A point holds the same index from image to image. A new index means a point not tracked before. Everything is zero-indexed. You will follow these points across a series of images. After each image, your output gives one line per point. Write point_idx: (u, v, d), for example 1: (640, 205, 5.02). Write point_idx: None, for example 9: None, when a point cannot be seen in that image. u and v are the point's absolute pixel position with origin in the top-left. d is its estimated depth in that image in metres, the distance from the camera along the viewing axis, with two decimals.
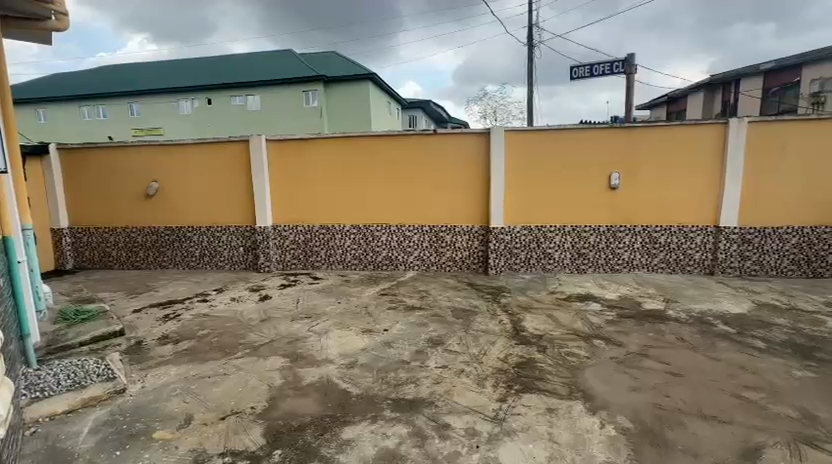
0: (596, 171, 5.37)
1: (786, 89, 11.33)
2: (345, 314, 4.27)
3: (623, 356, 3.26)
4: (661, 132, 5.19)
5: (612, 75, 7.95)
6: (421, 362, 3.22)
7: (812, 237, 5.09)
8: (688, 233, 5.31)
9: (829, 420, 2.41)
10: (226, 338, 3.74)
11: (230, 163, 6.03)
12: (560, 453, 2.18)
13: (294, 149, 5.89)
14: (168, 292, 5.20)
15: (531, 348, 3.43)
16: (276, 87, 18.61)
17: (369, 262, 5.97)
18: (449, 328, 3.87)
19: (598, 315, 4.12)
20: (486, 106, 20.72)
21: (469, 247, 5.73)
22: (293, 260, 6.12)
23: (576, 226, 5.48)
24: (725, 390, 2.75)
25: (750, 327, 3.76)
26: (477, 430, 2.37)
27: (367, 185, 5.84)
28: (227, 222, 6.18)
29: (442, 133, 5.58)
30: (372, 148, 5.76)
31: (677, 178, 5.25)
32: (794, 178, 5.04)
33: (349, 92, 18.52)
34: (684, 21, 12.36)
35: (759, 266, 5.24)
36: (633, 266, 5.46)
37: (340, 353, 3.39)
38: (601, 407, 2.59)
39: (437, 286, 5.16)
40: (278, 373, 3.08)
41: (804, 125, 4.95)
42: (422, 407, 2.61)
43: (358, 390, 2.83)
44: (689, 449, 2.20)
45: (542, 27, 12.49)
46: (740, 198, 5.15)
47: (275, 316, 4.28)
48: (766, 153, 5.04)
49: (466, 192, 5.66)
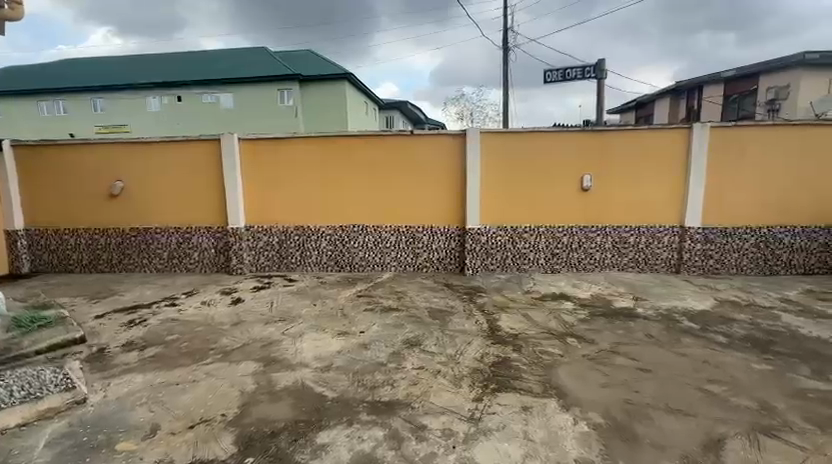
0: (569, 173, 5.49)
1: (744, 97, 12.00)
2: (321, 317, 4.20)
3: (594, 353, 3.35)
4: (630, 135, 5.38)
5: (583, 80, 8.14)
6: (397, 363, 3.20)
7: (769, 237, 5.38)
8: (655, 234, 5.51)
9: (786, 410, 2.54)
10: (196, 343, 3.61)
11: (200, 162, 5.84)
12: (535, 451, 2.21)
13: (269, 148, 5.77)
14: (134, 296, 4.99)
15: (506, 348, 3.47)
16: (249, 85, 18.16)
17: (345, 264, 5.90)
18: (425, 329, 3.87)
19: (570, 314, 4.21)
20: (462, 107, 21.25)
21: (446, 248, 5.76)
22: (267, 262, 5.98)
23: (550, 226, 5.60)
24: (690, 384, 2.87)
25: (712, 324, 3.93)
26: (453, 431, 2.37)
27: (343, 185, 5.78)
28: (197, 223, 5.98)
29: (419, 135, 5.59)
30: (347, 148, 5.69)
31: (646, 180, 5.44)
32: (755, 181, 5.31)
33: (326, 92, 18.29)
34: (651, 28, 12.87)
35: (721, 264, 5.48)
36: (604, 266, 5.61)
37: (314, 356, 3.33)
38: (573, 404, 2.64)
39: (414, 287, 5.17)
40: (250, 378, 2.99)
41: (761, 131, 5.23)
42: (399, 409, 2.60)
43: (333, 393, 2.79)
44: (657, 443, 2.27)
45: (516, 31, 12.74)
46: (704, 198, 5.38)
47: (248, 319, 4.17)
48: (726, 157, 5.29)
49: (442, 193, 5.68)
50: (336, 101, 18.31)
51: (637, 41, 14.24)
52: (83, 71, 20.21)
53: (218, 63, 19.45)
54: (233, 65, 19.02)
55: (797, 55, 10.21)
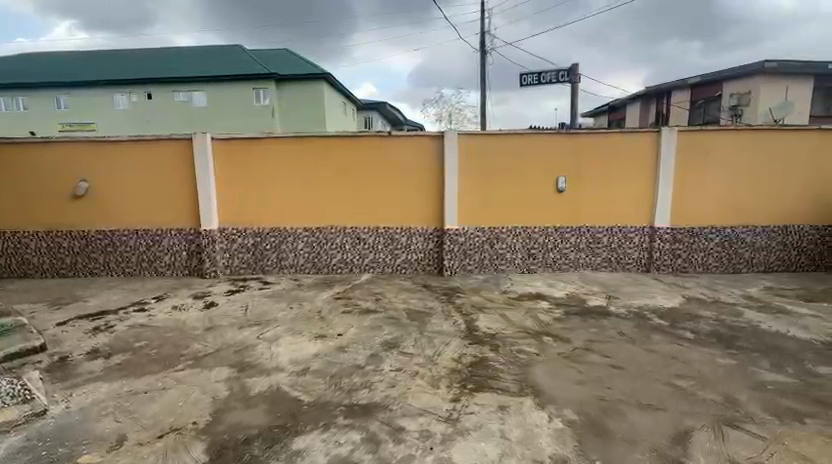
0: (544, 175, 5.60)
1: (709, 102, 12.55)
2: (297, 320, 4.13)
3: (569, 352, 3.41)
4: (602, 138, 5.53)
5: (558, 83, 8.33)
6: (375, 365, 3.18)
7: (733, 237, 5.62)
8: (626, 234, 5.68)
9: (748, 403, 2.66)
10: (166, 350, 3.49)
11: (170, 163, 5.66)
12: (512, 449, 2.24)
13: (243, 148, 5.65)
14: (99, 302, 4.77)
15: (484, 348, 3.50)
16: (223, 83, 17.75)
17: (322, 266, 5.83)
18: (403, 330, 3.87)
19: (546, 313, 4.29)
20: (441, 109, 21.37)
21: (424, 249, 5.77)
22: (241, 265, 5.85)
23: (526, 227, 5.69)
24: (660, 379, 2.97)
25: (680, 320, 4.07)
26: (431, 432, 2.38)
27: (320, 185, 5.70)
28: (168, 225, 5.79)
29: (396, 136, 5.58)
30: (324, 149, 5.63)
31: (618, 182, 5.60)
32: (720, 183, 5.55)
33: (303, 91, 18.03)
34: (622, 34, 13.32)
35: (688, 263, 5.70)
36: (578, 266, 5.74)
37: (291, 360, 3.27)
38: (549, 402, 2.69)
39: (392, 289, 5.15)
40: (223, 384, 2.91)
41: (724, 135, 5.48)
42: (376, 411, 2.58)
43: (310, 398, 2.74)
44: (628, 438, 2.33)
45: (493, 35, 13.00)
46: (672, 200, 5.58)
47: (221, 324, 4.06)
48: (692, 160, 5.52)
49: (420, 195, 5.69)
50: (313, 101, 18.06)
51: (609, 49, 14.71)
52: (45, 66, 19.29)
53: (191, 60, 18.91)
54: (207, 63, 18.55)
55: (757, 64, 10.73)
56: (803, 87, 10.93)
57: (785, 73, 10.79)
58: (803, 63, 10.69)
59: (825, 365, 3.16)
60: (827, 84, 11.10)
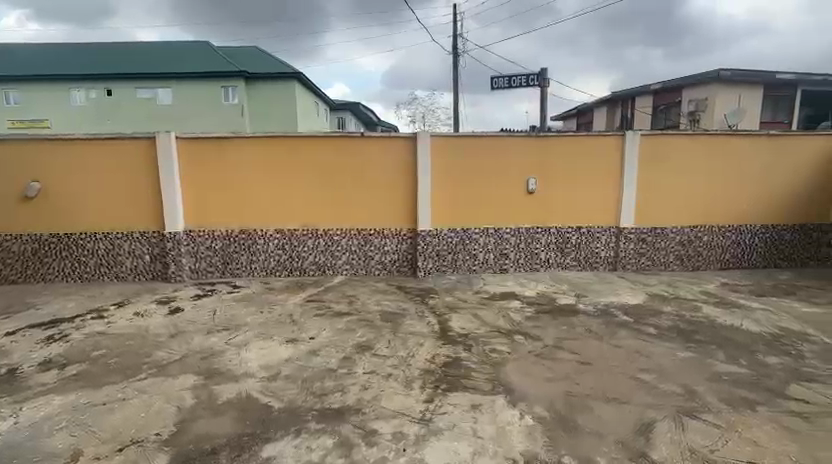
0: (515, 176, 5.71)
1: (670, 107, 13.12)
2: (268, 324, 4.04)
3: (540, 349, 3.49)
4: (570, 141, 5.70)
5: (528, 87, 8.53)
6: (348, 369, 3.15)
7: (692, 236, 5.91)
8: (594, 234, 5.86)
9: (705, 393, 2.80)
10: (127, 358, 3.33)
11: (132, 163, 5.41)
12: (484, 447, 2.27)
13: (210, 148, 5.47)
14: (53, 310, 4.50)
15: (457, 348, 3.53)
16: (189, 80, 17.16)
17: (294, 268, 5.72)
18: (377, 332, 3.85)
19: (518, 312, 4.38)
20: (414, 111, 21.39)
21: (397, 250, 5.76)
22: (209, 268, 5.66)
23: (499, 227, 5.78)
24: (625, 374, 3.08)
25: (644, 317, 4.25)
26: (404, 434, 2.37)
27: (291, 187, 5.60)
28: (130, 228, 5.53)
29: (368, 137, 5.54)
30: (296, 149, 5.53)
31: (585, 183, 5.78)
32: (679, 184, 5.82)
33: (273, 91, 17.65)
34: None
35: (652, 261, 5.95)
36: (549, 265, 5.88)
37: (261, 366, 3.19)
38: (520, 400, 2.74)
39: (366, 291, 5.11)
40: (189, 393, 2.81)
41: (683, 139, 5.76)
42: (349, 415, 2.56)
43: (280, 404, 2.68)
44: (595, 431, 2.41)
45: (465, 37, 13.31)
46: (636, 200, 5.81)
47: (187, 330, 3.91)
48: (654, 162, 5.77)
49: (394, 196, 5.68)
50: (284, 101, 17.69)
51: None
52: None
53: (154, 56, 18.13)
54: (172, 60, 17.85)
55: (713, 71, 11.37)
56: (754, 94, 11.67)
57: (738, 82, 11.48)
58: (754, 72, 11.38)
59: (775, 356, 3.36)
60: (774, 93, 11.87)
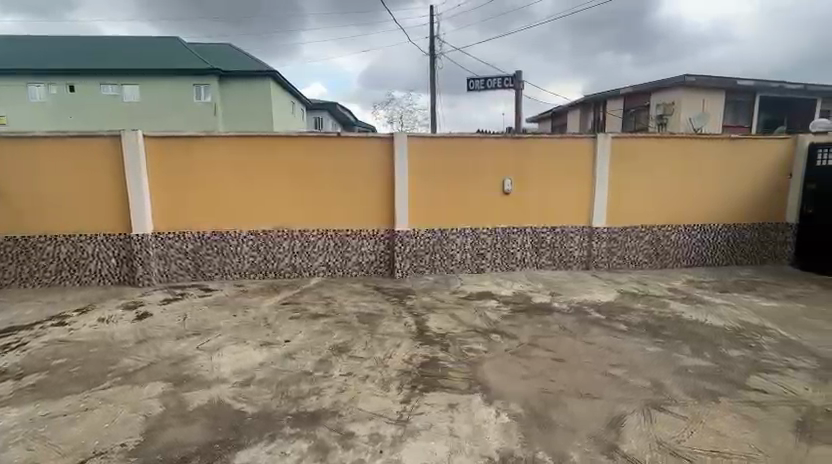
0: (491, 177, 5.78)
1: (639, 111, 13.59)
2: (241, 328, 3.94)
3: (515, 348, 3.55)
4: (544, 143, 5.81)
5: (503, 89, 8.65)
6: (324, 371, 3.11)
7: (659, 235, 6.13)
8: (567, 234, 6.00)
9: (672, 386, 2.91)
10: (90, 367, 3.18)
11: (96, 162, 5.18)
12: (460, 446, 2.28)
13: (180, 147, 5.30)
14: (9, 317, 4.25)
15: (434, 348, 3.55)
16: (158, 77, 16.59)
17: (269, 270, 5.61)
18: (353, 334, 3.81)
19: (494, 311, 4.44)
20: (392, 112, 21.37)
21: (375, 251, 5.74)
22: (180, 271, 5.48)
23: (475, 227, 5.84)
24: (597, 370, 3.16)
25: (615, 313, 4.37)
26: (381, 435, 2.36)
27: (266, 187, 5.49)
28: (93, 230, 5.30)
29: (345, 137, 5.50)
30: (270, 149, 5.43)
31: (559, 184, 5.91)
32: (648, 185, 6.03)
33: (248, 90, 17.26)
34: (562, 43, 14.20)
35: (622, 260, 6.13)
36: (525, 264, 5.98)
37: (233, 371, 3.11)
38: (496, 398, 2.77)
39: (342, 292, 5.07)
40: (156, 401, 2.71)
41: (651, 142, 5.96)
42: (325, 418, 2.52)
43: (254, 409, 2.62)
44: (569, 426, 2.46)
45: (441, 39, 13.46)
46: (607, 201, 5.99)
47: (155, 335, 3.77)
48: (624, 164, 5.95)
49: (371, 197, 5.66)
50: (259, 100, 17.31)
51: (551, 54, 15.52)
52: None
53: (122, 52, 17.44)
54: (140, 55, 17.22)
55: (679, 77, 11.85)
56: (716, 99, 12.24)
57: (702, 87, 12.01)
58: (718, 79, 11.90)
59: (736, 349, 3.53)
60: (735, 98, 12.47)
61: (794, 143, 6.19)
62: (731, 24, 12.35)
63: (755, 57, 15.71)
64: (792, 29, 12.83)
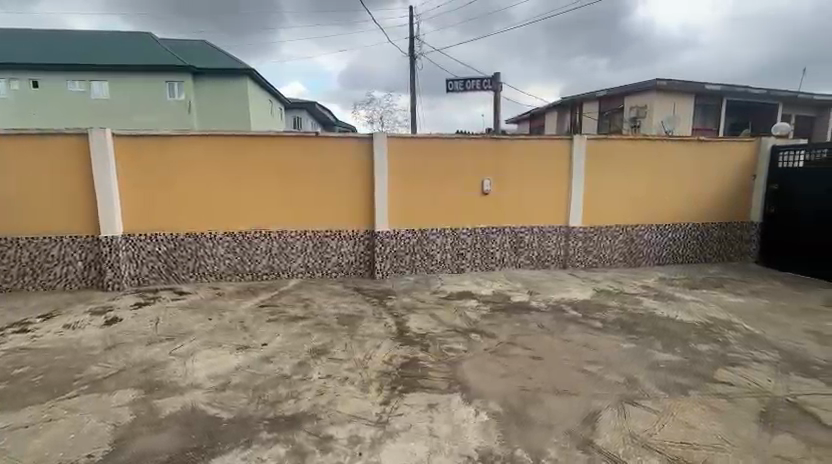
0: (470, 177, 5.83)
1: (613, 114, 13.96)
2: (217, 332, 3.85)
3: (495, 346, 3.58)
4: (521, 144, 5.90)
5: (482, 91, 8.72)
6: (302, 374, 3.07)
7: (633, 234, 6.31)
8: (545, 233, 6.11)
9: (645, 381, 2.99)
10: (54, 375, 3.04)
11: (60, 162, 4.96)
12: (439, 446, 2.29)
13: (151, 146, 5.13)
14: None
15: (414, 348, 3.55)
16: (128, 73, 16.02)
17: (246, 272, 5.50)
18: (333, 336, 3.78)
19: (474, 310, 4.47)
20: (372, 112, 21.27)
21: (355, 252, 5.70)
22: (152, 274, 5.32)
23: (455, 228, 5.87)
24: (574, 366, 3.23)
25: (591, 311, 4.47)
26: (360, 437, 2.34)
27: (241, 188, 5.37)
28: (59, 232, 5.07)
29: (323, 137, 5.44)
30: (245, 148, 5.31)
31: (536, 185, 6.01)
32: (621, 186, 6.20)
33: (223, 88, 16.86)
34: (540, 46, 14.46)
35: (598, 259, 6.29)
36: (504, 264, 6.06)
37: (208, 376, 3.03)
38: (475, 397, 2.79)
39: (322, 293, 5.01)
40: (126, 409, 2.61)
41: (624, 144, 6.13)
42: (303, 422, 2.49)
43: (230, 414, 2.56)
44: (546, 423, 2.50)
45: (421, 40, 13.52)
46: (583, 201, 6.12)
47: (125, 341, 3.64)
48: (599, 165, 6.10)
49: (350, 197, 5.61)
50: (236, 98, 16.94)
51: (529, 57, 15.76)
52: None
53: (90, 47, 16.80)
54: (110, 50, 16.62)
55: (651, 81, 12.24)
56: (686, 103, 12.69)
57: (673, 91, 12.44)
58: (687, 83, 12.34)
59: (705, 343, 3.66)
60: (704, 102, 12.95)
61: (757, 145, 6.48)
62: (700, 30, 12.80)
63: (722, 63, 16.37)
64: (757, 34, 13.38)
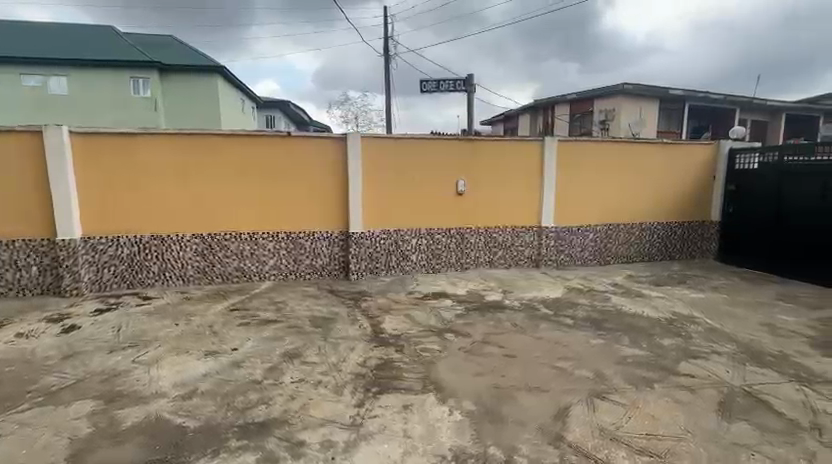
0: (445, 178, 5.86)
1: (583, 116, 14.36)
2: (184, 337, 3.71)
3: (469, 346, 3.62)
4: (495, 145, 5.98)
5: (456, 92, 8.76)
6: (274, 379, 3.00)
7: (602, 234, 6.51)
8: (519, 233, 6.22)
9: (613, 376, 3.09)
10: (5, 387, 2.85)
11: (12, 161, 4.67)
12: (413, 446, 2.28)
13: (112, 145, 4.90)
14: None
15: (389, 349, 3.53)
16: (88, 68, 15.29)
17: (216, 275, 5.35)
18: (306, 339, 3.71)
19: (449, 310, 4.50)
20: (347, 111, 21.06)
21: (329, 253, 5.63)
22: (114, 278, 5.08)
23: (430, 228, 5.90)
24: (545, 363, 3.30)
25: (562, 309, 4.58)
26: (333, 442, 2.31)
27: (210, 188, 5.21)
28: (11, 235, 4.78)
29: (296, 137, 5.34)
30: (213, 147, 5.15)
31: (509, 186, 6.10)
32: (591, 186, 6.38)
33: (192, 85, 16.31)
34: (512, 49, 14.72)
35: (569, 257, 6.45)
36: (479, 264, 6.13)
37: (174, 384, 2.92)
38: (449, 396, 2.81)
39: (295, 296, 4.92)
40: (84, 421, 2.47)
41: (593, 146, 6.31)
42: (274, 428, 2.43)
43: (197, 423, 2.47)
44: (519, 420, 2.54)
45: (395, 41, 13.52)
46: (555, 201, 6.26)
47: (84, 349, 3.46)
48: (569, 167, 6.26)
49: (324, 198, 5.54)
50: (205, 96, 16.42)
51: (502, 60, 16.03)
52: None
53: (46, 39, 15.92)
54: (69, 44, 15.82)
55: (618, 85, 12.69)
56: (651, 107, 13.19)
57: (639, 95, 12.91)
58: (652, 88, 12.82)
59: (668, 338, 3.82)
60: (668, 106, 13.54)
61: (716, 148, 6.81)
62: (664, 37, 13.36)
63: (684, 69, 17.15)
64: (716, 42, 14.07)
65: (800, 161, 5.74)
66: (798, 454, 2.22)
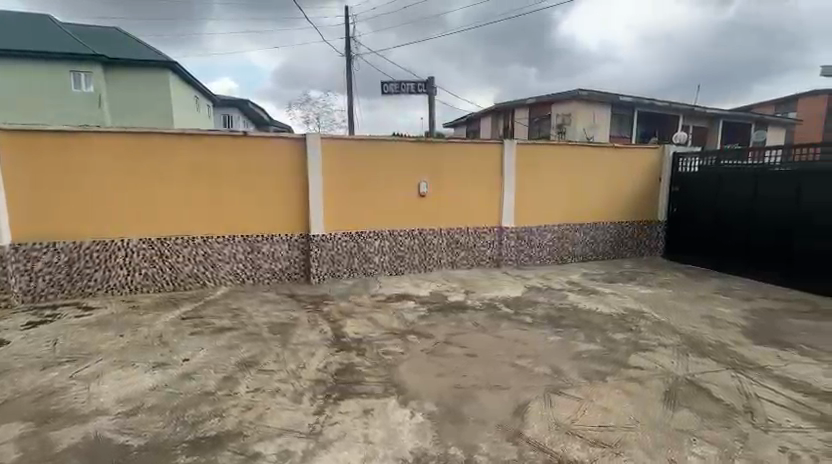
0: (407, 180, 5.87)
1: (542, 120, 14.86)
2: (129, 350, 3.48)
3: (432, 347, 3.63)
4: (456, 147, 6.05)
5: (417, 94, 8.79)
6: (229, 390, 2.87)
7: (559, 233, 6.76)
8: (480, 234, 6.33)
9: (569, 371, 3.20)
10: None
11: None
12: (374, 452, 2.25)
13: (46, 144, 4.52)
14: None
15: (351, 353, 3.48)
16: (22, 60, 14.09)
17: (167, 282, 5.07)
18: (264, 346, 3.59)
19: (412, 312, 4.50)
20: (309, 112, 20.65)
21: (289, 257, 5.49)
22: (51, 288, 4.69)
23: (393, 230, 5.88)
24: (506, 361, 3.37)
25: (522, 307, 4.70)
26: (291, 452, 2.23)
27: (160, 190, 4.93)
28: None
29: (252, 137, 5.16)
30: (163, 147, 4.87)
31: (470, 187, 6.20)
32: (548, 187, 6.61)
33: (140, 80, 15.34)
34: (474, 53, 15.00)
35: (529, 257, 6.64)
36: (442, 264, 6.18)
37: (118, 400, 2.73)
38: (411, 398, 2.80)
39: (253, 302, 4.74)
40: (10, 446, 2.25)
41: (549, 149, 6.54)
42: (228, 441, 2.32)
43: (142, 440, 2.32)
44: (480, 419, 2.57)
45: (358, 41, 13.40)
46: (515, 202, 6.43)
47: (13, 367, 3.16)
48: (528, 169, 6.44)
49: (283, 199, 5.38)
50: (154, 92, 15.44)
51: (464, 64, 16.29)
52: None
53: None
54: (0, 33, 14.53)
55: (574, 91, 13.23)
56: (604, 112, 13.86)
57: (592, 100, 13.52)
58: (605, 94, 13.47)
59: (620, 332, 4.01)
60: (619, 112, 14.27)
61: (662, 151, 7.24)
62: (615, 47, 14.10)
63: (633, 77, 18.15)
64: (660, 52, 15.01)
65: (734, 164, 6.21)
66: (733, 437, 2.39)
